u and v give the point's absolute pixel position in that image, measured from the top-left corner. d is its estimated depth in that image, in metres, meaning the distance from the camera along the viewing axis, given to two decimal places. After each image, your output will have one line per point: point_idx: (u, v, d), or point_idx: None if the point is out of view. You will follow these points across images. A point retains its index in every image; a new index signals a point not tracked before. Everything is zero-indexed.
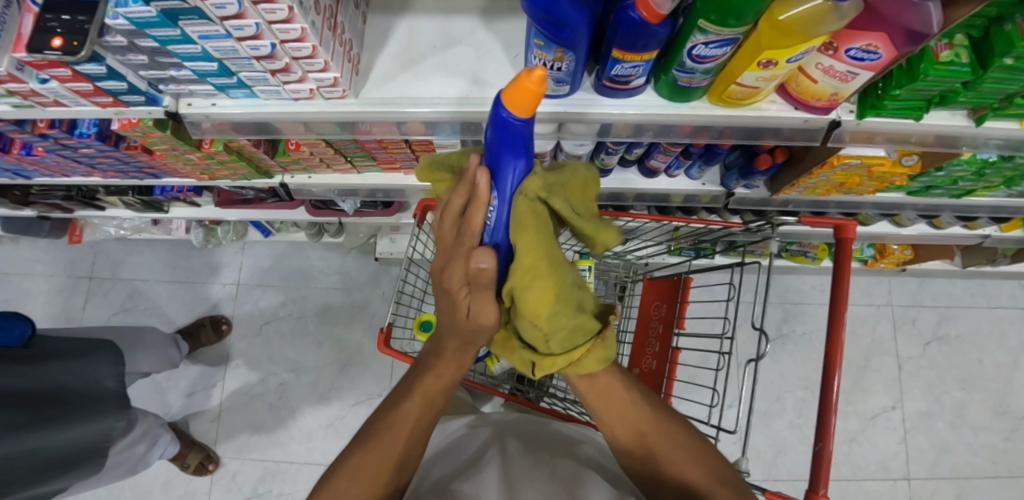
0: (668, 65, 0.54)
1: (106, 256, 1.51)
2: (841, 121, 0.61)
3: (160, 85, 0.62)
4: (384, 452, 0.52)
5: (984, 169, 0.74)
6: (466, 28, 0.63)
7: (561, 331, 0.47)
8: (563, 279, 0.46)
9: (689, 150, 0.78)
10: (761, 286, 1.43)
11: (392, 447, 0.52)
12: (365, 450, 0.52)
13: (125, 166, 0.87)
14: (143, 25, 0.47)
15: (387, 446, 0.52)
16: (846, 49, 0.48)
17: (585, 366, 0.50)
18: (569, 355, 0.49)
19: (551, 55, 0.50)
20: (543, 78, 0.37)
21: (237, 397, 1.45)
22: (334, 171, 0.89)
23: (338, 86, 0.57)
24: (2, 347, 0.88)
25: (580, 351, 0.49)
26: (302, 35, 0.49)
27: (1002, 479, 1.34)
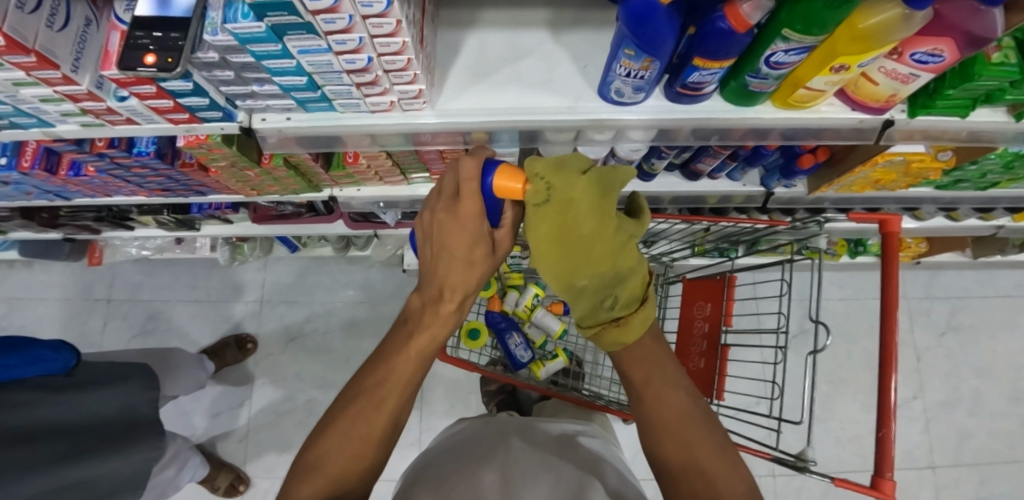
0: (741, 72, 0.57)
1: (124, 278, 1.49)
2: (894, 121, 0.64)
3: (238, 100, 0.63)
4: (369, 419, 0.52)
5: (1013, 161, 0.79)
6: (535, 39, 0.65)
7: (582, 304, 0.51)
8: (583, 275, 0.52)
9: (735, 153, 0.80)
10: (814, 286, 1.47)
11: (382, 403, 0.52)
12: (349, 411, 0.52)
13: (173, 184, 0.87)
14: (247, 40, 0.48)
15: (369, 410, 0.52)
16: (911, 53, 0.52)
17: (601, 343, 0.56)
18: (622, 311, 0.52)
19: (639, 64, 0.52)
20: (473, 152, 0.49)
21: (264, 416, 1.42)
22: (385, 183, 0.89)
23: (420, 98, 0.59)
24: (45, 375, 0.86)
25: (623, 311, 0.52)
26: (401, 49, 0.51)
27: (1022, 463, 1.39)
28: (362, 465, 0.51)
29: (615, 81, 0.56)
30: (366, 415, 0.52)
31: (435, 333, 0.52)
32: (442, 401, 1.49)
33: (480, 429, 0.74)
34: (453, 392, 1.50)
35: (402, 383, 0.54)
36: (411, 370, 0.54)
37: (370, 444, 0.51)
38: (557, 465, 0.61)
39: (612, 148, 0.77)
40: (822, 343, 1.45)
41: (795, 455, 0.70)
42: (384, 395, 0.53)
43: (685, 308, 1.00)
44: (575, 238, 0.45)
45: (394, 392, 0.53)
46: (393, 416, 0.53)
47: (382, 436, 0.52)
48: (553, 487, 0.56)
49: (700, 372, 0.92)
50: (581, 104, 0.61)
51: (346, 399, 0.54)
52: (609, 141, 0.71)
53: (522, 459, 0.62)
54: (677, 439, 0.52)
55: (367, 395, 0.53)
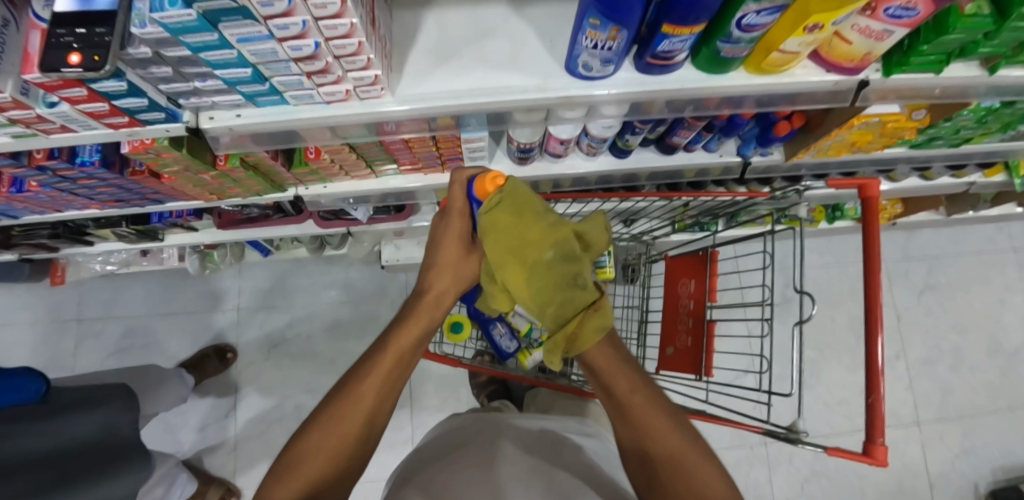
0: (712, 37, 0.54)
1: (92, 296, 1.42)
2: (870, 81, 0.63)
3: (181, 99, 0.58)
4: (346, 422, 0.51)
5: (986, 116, 0.80)
6: (497, 16, 0.61)
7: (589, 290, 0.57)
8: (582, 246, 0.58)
9: (711, 124, 0.78)
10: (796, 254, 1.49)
11: (360, 401, 0.53)
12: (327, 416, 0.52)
13: (126, 194, 0.81)
14: (178, 31, 0.44)
15: (348, 418, 0.52)
16: (885, 8, 0.50)
17: (585, 338, 0.53)
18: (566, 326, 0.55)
19: (605, 34, 0.50)
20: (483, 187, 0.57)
21: (253, 426, 1.38)
22: (352, 178, 0.85)
23: (377, 84, 0.55)
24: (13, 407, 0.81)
25: (574, 323, 0.54)
26: (350, 31, 0.47)
27: (1002, 411, 1.44)
28: (339, 469, 0.50)
29: (583, 54, 0.54)
30: (345, 417, 0.52)
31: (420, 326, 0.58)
32: (434, 395, 1.47)
33: (470, 430, 0.73)
34: (444, 386, 1.48)
35: (385, 374, 0.54)
36: (390, 369, 0.55)
37: (347, 443, 0.51)
38: (549, 472, 0.58)
39: (585, 127, 0.75)
40: (807, 312, 1.45)
41: (786, 427, 0.69)
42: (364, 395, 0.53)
43: (670, 286, 0.99)
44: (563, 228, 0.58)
45: (370, 391, 0.53)
46: (366, 423, 0.52)
47: (356, 437, 0.51)
48: (544, 490, 0.53)
49: (688, 349, 0.91)
50: (550, 82, 0.58)
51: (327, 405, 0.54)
52: (581, 118, 0.69)
53: (511, 462, 0.60)
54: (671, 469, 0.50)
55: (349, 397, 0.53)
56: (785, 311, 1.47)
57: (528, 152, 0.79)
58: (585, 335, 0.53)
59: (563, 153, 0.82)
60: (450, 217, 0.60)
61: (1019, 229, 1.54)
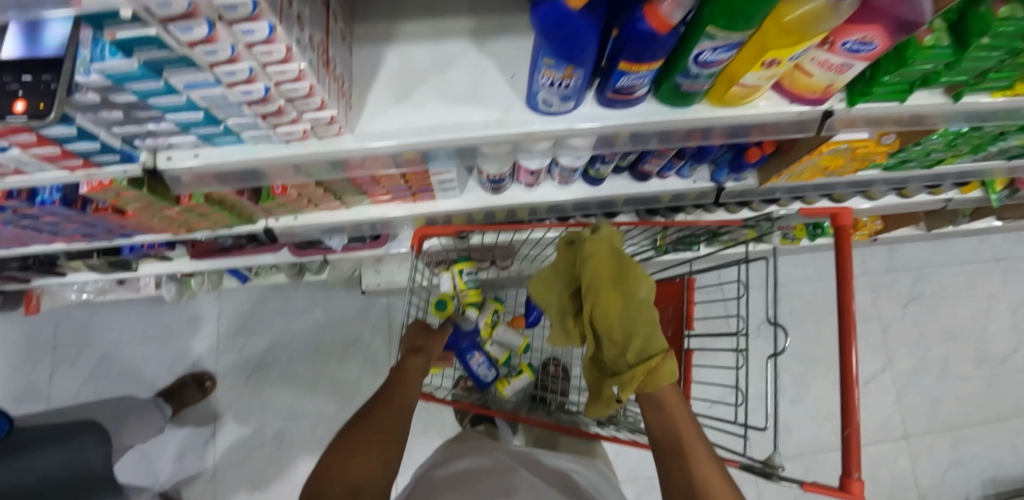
0: (671, 72, 0.54)
1: (68, 325, 1.39)
2: (833, 111, 0.63)
3: (136, 140, 0.57)
4: (379, 437, 0.61)
5: (956, 140, 0.80)
6: (457, 50, 0.61)
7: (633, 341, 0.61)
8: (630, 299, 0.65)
9: (682, 151, 0.78)
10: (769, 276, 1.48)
11: (387, 421, 0.63)
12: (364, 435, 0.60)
13: (91, 229, 0.80)
14: (122, 79, 0.43)
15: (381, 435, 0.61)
16: (843, 43, 0.50)
17: (662, 376, 0.58)
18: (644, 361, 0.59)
19: (561, 73, 0.49)
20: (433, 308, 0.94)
21: (232, 456, 1.34)
22: (322, 209, 0.84)
23: (334, 123, 0.54)
24: None
25: (657, 358, 0.58)
26: (300, 75, 0.46)
27: (991, 423, 1.43)
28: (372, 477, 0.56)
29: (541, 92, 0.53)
30: (376, 435, 0.61)
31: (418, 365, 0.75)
32: (418, 420, 1.45)
33: (471, 449, 0.76)
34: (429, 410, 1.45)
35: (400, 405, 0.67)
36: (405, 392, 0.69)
37: (377, 455, 0.58)
38: None
39: (554, 158, 0.75)
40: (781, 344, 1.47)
41: (762, 461, 0.68)
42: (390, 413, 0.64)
43: None
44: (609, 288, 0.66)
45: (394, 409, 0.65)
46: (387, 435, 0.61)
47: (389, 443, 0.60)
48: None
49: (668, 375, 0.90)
50: (511, 116, 0.58)
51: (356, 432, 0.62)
52: (549, 150, 0.68)
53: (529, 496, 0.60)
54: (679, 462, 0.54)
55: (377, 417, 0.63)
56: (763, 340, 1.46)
57: (499, 181, 0.78)
58: (661, 373, 0.58)
59: (535, 181, 0.82)
60: (411, 325, 0.83)
61: (1000, 240, 1.55)
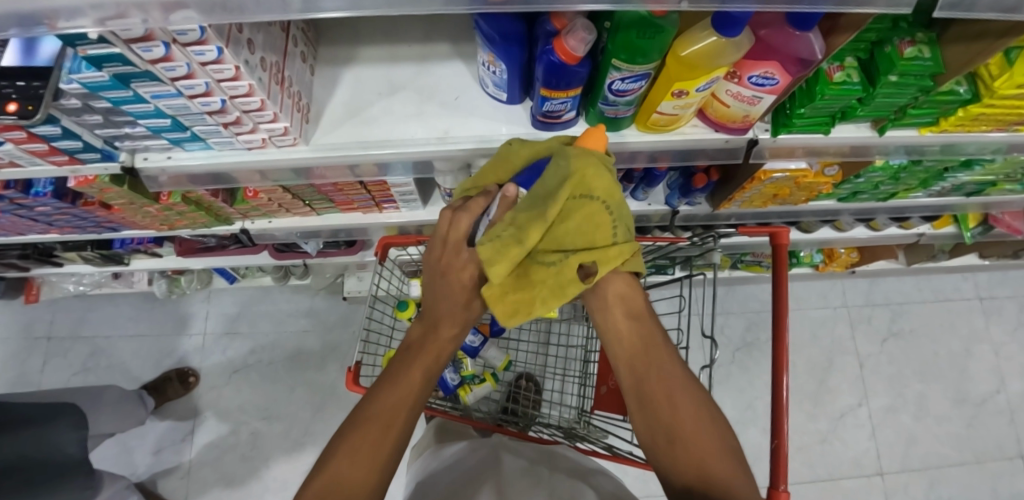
0: (594, 100, 0.59)
1: (66, 315, 1.47)
2: (758, 140, 0.65)
3: (116, 142, 0.63)
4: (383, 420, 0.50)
5: (899, 173, 0.78)
6: (408, 73, 0.67)
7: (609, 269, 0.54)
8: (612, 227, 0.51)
9: (629, 174, 0.82)
10: (708, 300, 1.44)
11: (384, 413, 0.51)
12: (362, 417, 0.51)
13: (82, 221, 0.86)
14: (97, 88, 0.49)
15: (386, 413, 0.51)
16: (748, 77, 0.54)
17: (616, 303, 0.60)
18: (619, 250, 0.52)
19: (487, 57, 0.57)
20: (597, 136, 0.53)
21: (208, 451, 1.37)
22: (294, 215, 0.90)
23: (288, 134, 0.60)
24: None
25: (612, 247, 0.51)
26: (250, 90, 0.52)
27: (969, 465, 1.39)
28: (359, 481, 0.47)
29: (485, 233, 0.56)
30: (382, 411, 0.51)
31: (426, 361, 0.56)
32: None
33: (475, 449, 0.82)
34: None
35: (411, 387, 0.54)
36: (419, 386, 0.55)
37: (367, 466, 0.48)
38: (538, 473, 0.72)
39: None
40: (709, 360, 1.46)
41: None
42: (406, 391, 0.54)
43: None
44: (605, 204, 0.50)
45: (401, 410, 0.52)
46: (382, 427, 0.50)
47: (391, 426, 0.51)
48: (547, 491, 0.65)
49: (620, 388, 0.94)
50: (450, 135, 0.63)
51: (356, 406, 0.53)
52: None
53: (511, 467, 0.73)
54: (683, 433, 0.55)
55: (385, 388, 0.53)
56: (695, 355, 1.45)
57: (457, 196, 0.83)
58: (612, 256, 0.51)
59: None
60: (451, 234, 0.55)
61: (983, 279, 1.53)
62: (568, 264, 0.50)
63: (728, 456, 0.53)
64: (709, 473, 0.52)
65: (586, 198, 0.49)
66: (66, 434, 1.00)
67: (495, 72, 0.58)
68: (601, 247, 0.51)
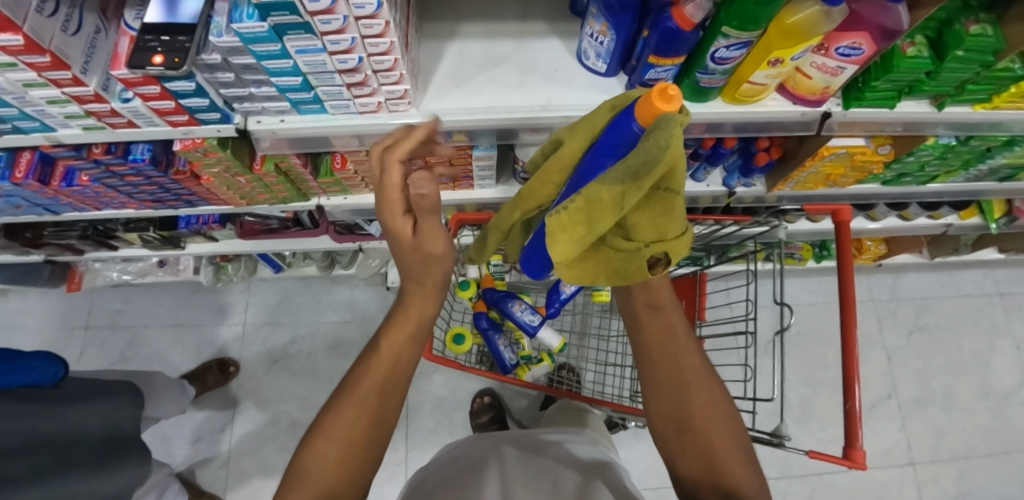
0: (692, 69, 0.64)
1: (104, 305, 1.46)
2: (831, 113, 0.71)
3: (236, 104, 0.67)
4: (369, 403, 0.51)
5: (947, 153, 0.84)
6: (510, 48, 0.72)
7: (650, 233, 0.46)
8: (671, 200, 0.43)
9: (697, 152, 0.86)
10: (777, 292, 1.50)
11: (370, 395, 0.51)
12: (383, 356, 0.53)
13: (165, 193, 0.89)
14: (250, 40, 0.53)
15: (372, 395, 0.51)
16: (836, 48, 0.60)
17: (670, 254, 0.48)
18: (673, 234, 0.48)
19: (598, 27, 0.62)
20: (669, 98, 0.33)
21: (246, 442, 1.35)
22: (369, 191, 0.94)
23: (405, 98, 0.65)
24: (35, 387, 0.83)
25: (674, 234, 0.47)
26: (389, 49, 0.57)
27: (997, 456, 1.43)
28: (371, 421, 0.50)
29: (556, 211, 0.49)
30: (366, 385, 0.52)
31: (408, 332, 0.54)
32: (428, 419, 1.44)
33: (472, 446, 0.74)
34: (439, 410, 1.46)
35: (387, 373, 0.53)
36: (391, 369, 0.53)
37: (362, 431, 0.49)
38: (554, 474, 0.63)
39: None
40: (788, 322, 1.51)
41: (770, 432, 0.75)
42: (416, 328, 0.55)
43: None
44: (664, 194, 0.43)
45: (386, 376, 0.52)
46: (391, 376, 0.53)
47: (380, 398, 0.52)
48: (550, 493, 0.59)
49: None
50: (553, 104, 0.68)
51: (375, 341, 0.55)
52: None
53: (516, 470, 0.65)
54: (693, 397, 0.57)
55: (399, 325, 0.54)
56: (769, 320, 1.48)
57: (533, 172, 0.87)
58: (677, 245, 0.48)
59: None
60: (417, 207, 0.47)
61: (1000, 276, 1.60)
62: (641, 256, 0.48)
63: (739, 450, 0.53)
64: (719, 463, 0.52)
65: (664, 191, 0.41)
66: (127, 412, 0.99)
67: (602, 42, 0.64)
68: (670, 239, 0.47)
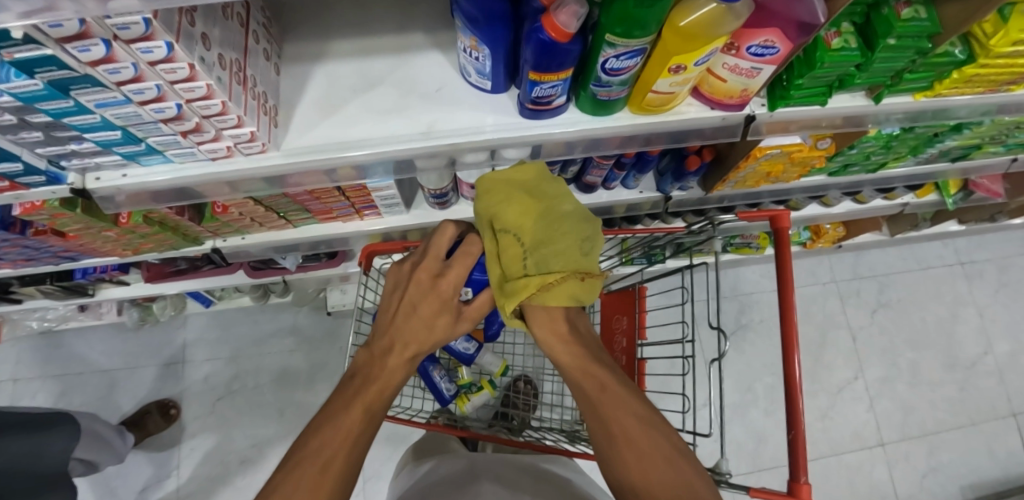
0: (586, 81, 0.56)
1: (30, 355, 1.37)
2: (756, 115, 0.63)
3: (63, 161, 0.57)
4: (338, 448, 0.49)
5: (891, 142, 0.77)
6: (383, 68, 0.63)
7: (544, 249, 0.56)
8: (522, 229, 0.56)
9: (621, 162, 0.78)
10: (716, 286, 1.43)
11: (334, 443, 0.49)
12: (354, 406, 0.53)
13: (36, 252, 0.79)
14: (30, 100, 0.43)
15: (345, 434, 0.50)
16: (747, 47, 0.51)
17: (558, 295, 0.56)
18: (544, 278, 0.55)
19: (469, 42, 0.53)
20: None
21: (196, 485, 1.30)
22: (268, 229, 0.85)
23: (256, 140, 0.55)
24: None
25: (555, 276, 0.55)
26: (209, 92, 0.47)
27: (966, 428, 1.41)
28: (344, 474, 0.48)
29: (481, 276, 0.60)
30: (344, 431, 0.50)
31: (385, 383, 0.55)
32: (386, 443, 1.39)
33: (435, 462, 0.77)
34: (396, 433, 1.41)
35: (355, 426, 0.51)
36: (360, 422, 0.52)
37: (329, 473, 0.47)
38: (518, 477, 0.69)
39: None
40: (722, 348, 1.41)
41: (712, 468, 0.69)
42: (389, 380, 0.55)
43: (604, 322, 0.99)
44: (536, 219, 0.56)
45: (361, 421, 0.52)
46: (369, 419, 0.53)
47: (355, 437, 0.50)
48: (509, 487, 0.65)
49: None
50: (435, 130, 0.59)
51: (339, 400, 0.54)
52: (484, 162, 0.68)
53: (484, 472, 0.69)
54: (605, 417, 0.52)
55: (372, 384, 0.55)
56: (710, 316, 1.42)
57: (442, 196, 0.79)
58: (557, 292, 0.56)
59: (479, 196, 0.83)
60: (428, 299, 0.56)
61: (962, 244, 1.56)
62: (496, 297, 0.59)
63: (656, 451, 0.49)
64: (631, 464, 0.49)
65: (501, 231, 0.56)
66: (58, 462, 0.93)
67: (478, 58, 0.55)
68: (513, 278, 0.56)
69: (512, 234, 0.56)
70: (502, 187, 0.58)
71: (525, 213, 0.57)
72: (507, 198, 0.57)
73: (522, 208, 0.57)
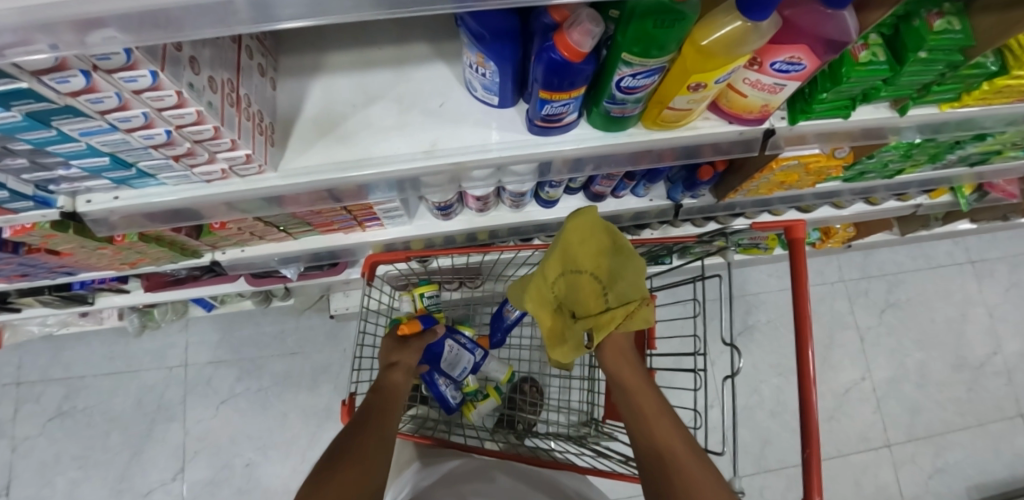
0: (598, 98, 0.53)
1: (33, 359, 1.36)
2: (775, 129, 0.60)
3: (51, 185, 0.54)
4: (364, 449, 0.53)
5: (911, 150, 0.74)
6: (384, 81, 0.60)
7: (618, 281, 0.61)
8: (596, 268, 0.62)
9: (631, 173, 0.76)
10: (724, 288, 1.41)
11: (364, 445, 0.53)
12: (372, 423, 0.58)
13: (31, 269, 0.77)
14: (11, 130, 0.41)
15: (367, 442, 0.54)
16: (770, 63, 0.47)
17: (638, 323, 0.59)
18: (625, 307, 0.59)
19: (475, 58, 0.50)
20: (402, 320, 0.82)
21: (201, 489, 1.30)
22: (268, 241, 0.82)
23: (252, 162, 0.53)
24: None
25: (635, 305, 0.58)
26: (200, 118, 0.44)
27: (972, 429, 1.41)
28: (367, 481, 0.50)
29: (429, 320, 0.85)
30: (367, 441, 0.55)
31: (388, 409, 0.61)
32: None
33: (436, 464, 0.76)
34: None
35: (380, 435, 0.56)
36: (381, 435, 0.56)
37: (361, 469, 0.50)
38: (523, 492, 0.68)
39: (500, 184, 0.73)
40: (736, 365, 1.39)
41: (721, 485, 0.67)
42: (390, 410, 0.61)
43: None
44: (607, 256, 0.62)
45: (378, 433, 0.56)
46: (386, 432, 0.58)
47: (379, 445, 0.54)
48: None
49: None
50: (438, 148, 0.56)
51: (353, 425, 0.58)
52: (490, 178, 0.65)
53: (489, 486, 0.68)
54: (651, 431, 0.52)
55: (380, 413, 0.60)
56: (716, 317, 1.41)
57: (447, 208, 0.77)
58: (637, 320, 0.59)
59: (485, 207, 0.80)
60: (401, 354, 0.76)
61: (973, 243, 1.54)
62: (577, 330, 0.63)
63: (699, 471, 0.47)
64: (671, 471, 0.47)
65: (575, 272, 0.63)
66: None
67: (485, 74, 0.52)
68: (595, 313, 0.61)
69: (584, 275, 0.62)
70: (585, 226, 0.62)
71: (594, 254, 0.62)
72: (587, 239, 0.62)
73: (591, 246, 0.62)
